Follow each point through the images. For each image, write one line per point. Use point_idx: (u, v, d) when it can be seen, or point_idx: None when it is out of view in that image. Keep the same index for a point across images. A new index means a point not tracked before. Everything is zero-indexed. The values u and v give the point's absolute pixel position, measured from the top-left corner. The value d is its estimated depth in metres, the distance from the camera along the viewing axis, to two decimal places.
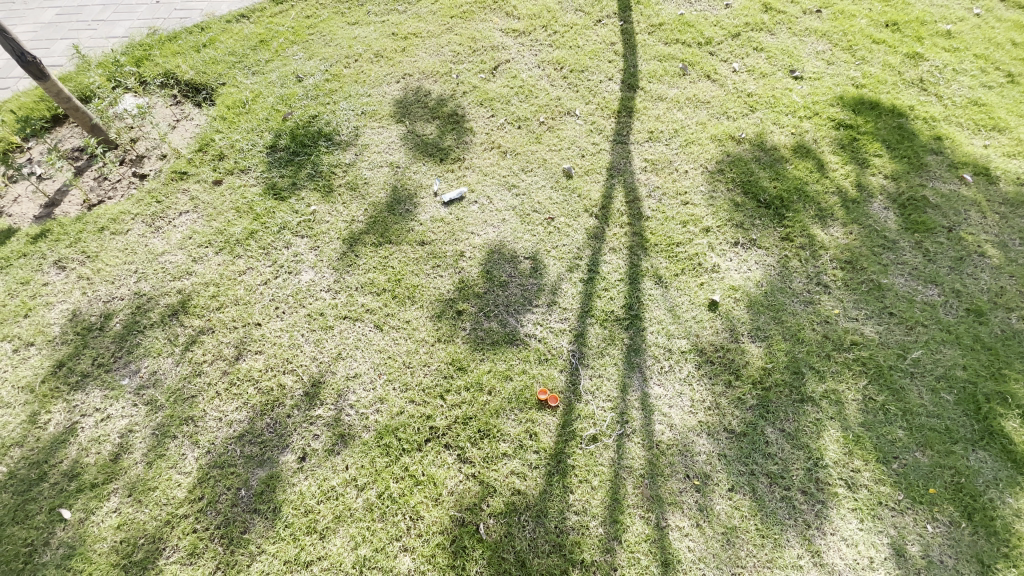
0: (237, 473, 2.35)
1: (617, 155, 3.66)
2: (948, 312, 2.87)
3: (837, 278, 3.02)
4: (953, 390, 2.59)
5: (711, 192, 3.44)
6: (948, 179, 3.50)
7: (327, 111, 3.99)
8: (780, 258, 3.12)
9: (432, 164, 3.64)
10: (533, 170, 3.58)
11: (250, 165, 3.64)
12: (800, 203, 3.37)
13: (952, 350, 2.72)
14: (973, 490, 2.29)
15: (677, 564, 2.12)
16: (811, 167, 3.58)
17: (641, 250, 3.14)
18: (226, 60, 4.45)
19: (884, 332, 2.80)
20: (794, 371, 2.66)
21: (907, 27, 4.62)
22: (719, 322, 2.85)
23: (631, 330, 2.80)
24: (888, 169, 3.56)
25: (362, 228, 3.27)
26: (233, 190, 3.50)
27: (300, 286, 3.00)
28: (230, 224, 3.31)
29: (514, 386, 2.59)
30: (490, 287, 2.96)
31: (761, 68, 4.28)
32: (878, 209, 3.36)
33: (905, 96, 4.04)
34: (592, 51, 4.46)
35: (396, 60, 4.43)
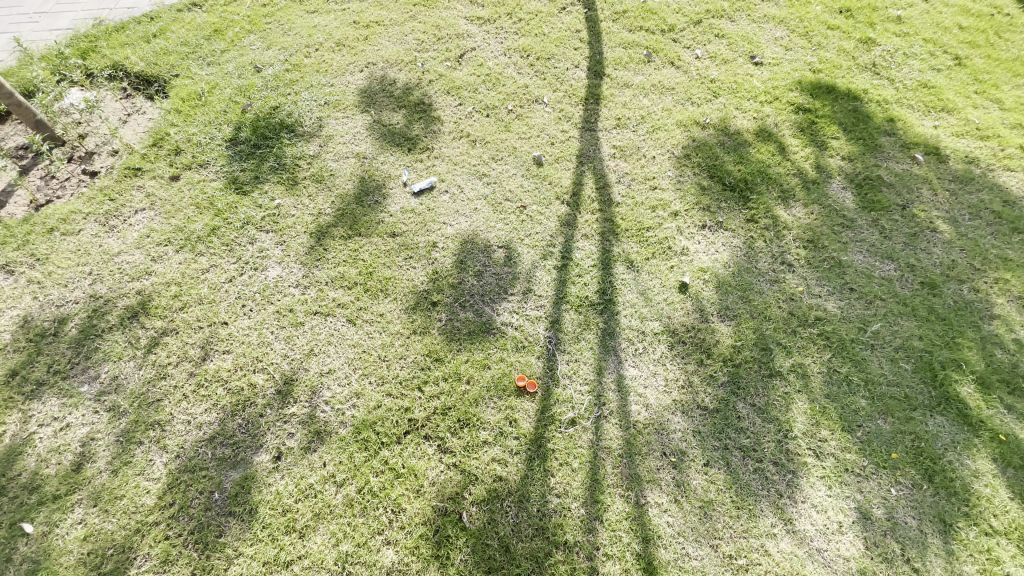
0: (210, 476, 2.28)
1: (586, 142, 3.68)
2: (904, 286, 3.01)
3: (800, 257, 3.12)
4: (910, 359, 2.72)
5: (678, 177, 3.49)
6: (901, 159, 3.65)
7: (289, 102, 3.86)
8: (746, 239, 3.20)
9: (400, 154, 3.57)
10: (503, 159, 3.56)
11: (209, 159, 3.50)
12: (764, 186, 3.46)
13: (909, 322, 2.85)
14: (932, 453, 2.43)
15: (657, 539, 2.17)
16: (773, 150, 3.68)
17: (612, 235, 3.17)
18: (178, 51, 4.26)
19: (846, 307, 2.92)
20: (763, 347, 2.75)
21: (860, 13, 4.77)
22: (689, 303, 2.91)
23: (605, 314, 2.83)
24: (845, 151, 3.69)
25: (329, 221, 3.19)
26: (192, 186, 3.36)
27: (267, 283, 2.91)
28: (190, 221, 3.18)
29: (491, 375, 2.58)
30: (463, 277, 2.94)
31: (723, 54, 4.36)
32: (837, 189, 3.48)
33: (860, 79, 4.18)
34: (558, 38, 4.45)
35: (359, 49, 4.32)
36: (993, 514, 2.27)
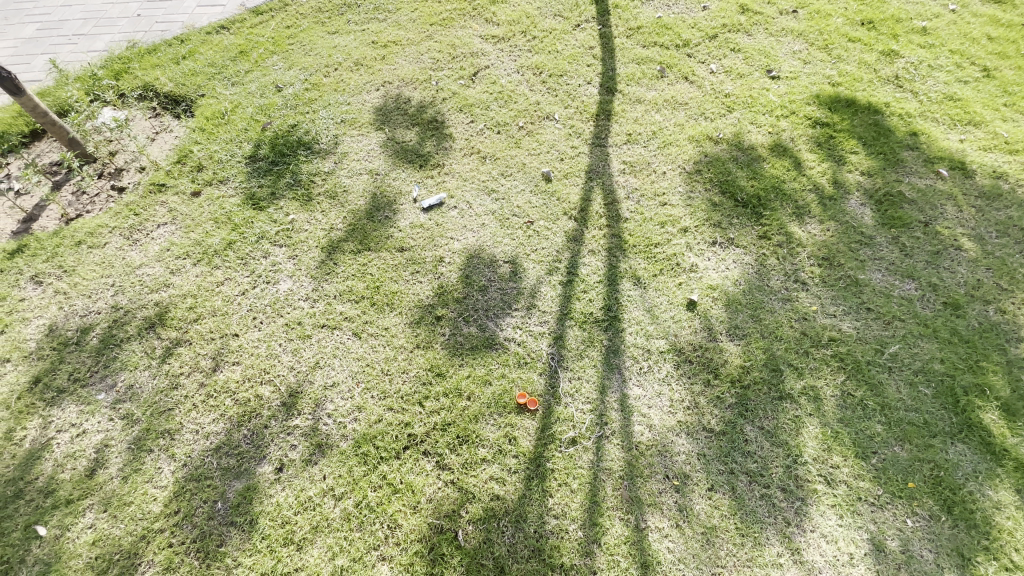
0: (214, 485, 2.33)
1: (595, 158, 3.68)
2: (925, 307, 2.91)
3: (814, 275, 3.04)
4: (930, 383, 2.62)
5: (689, 193, 3.45)
6: (924, 174, 3.53)
7: (307, 120, 3.99)
8: (758, 256, 3.13)
9: (412, 170, 3.64)
10: (512, 175, 3.59)
11: (229, 175, 3.63)
12: (777, 202, 3.39)
13: (929, 344, 2.74)
14: (951, 483, 2.31)
15: (657, 565, 2.12)
16: (788, 165, 3.61)
17: (620, 251, 3.14)
18: (205, 72, 4.45)
19: (862, 328, 2.82)
20: (773, 368, 2.67)
21: (882, 25, 4.67)
22: (698, 321, 2.84)
23: (610, 331, 2.79)
24: (864, 166, 3.59)
25: (340, 236, 3.26)
26: (211, 201, 3.48)
27: (278, 296, 2.98)
28: (208, 235, 3.29)
29: (492, 391, 2.57)
30: (468, 292, 2.96)
31: (738, 69, 4.32)
32: (854, 205, 3.39)
33: (881, 92, 4.08)
34: (571, 55, 4.49)
35: (376, 69, 4.43)
36: (1015, 548, 2.14)
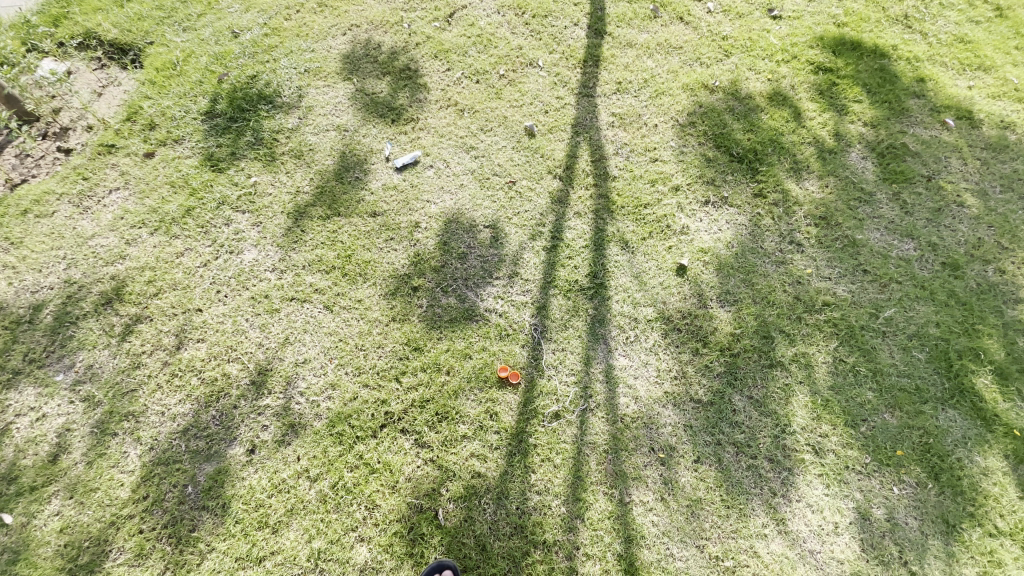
0: (183, 469, 2.24)
1: (582, 109, 3.41)
2: (923, 267, 2.79)
3: (811, 236, 2.90)
4: (924, 348, 2.54)
5: (682, 147, 3.23)
6: (930, 124, 3.32)
7: (267, 70, 3.64)
8: (752, 216, 2.96)
9: (383, 126, 3.36)
10: (493, 129, 3.33)
11: (184, 134, 3.34)
12: (775, 156, 3.19)
13: (926, 307, 2.65)
14: (940, 450, 2.28)
15: (641, 539, 2.09)
16: (787, 116, 3.37)
17: (607, 212, 2.96)
18: (152, 16, 4.02)
19: (858, 291, 2.71)
20: (764, 336, 2.57)
21: None
22: (688, 287, 2.70)
23: (596, 299, 2.66)
24: (868, 116, 3.37)
25: (308, 200, 3.03)
26: (166, 163, 3.22)
27: (242, 267, 2.80)
28: (165, 201, 3.05)
29: (473, 365, 2.45)
30: (447, 259, 2.79)
31: (737, 8, 3.98)
32: (855, 159, 3.20)
33: (888, 34, 3.79)
34: None
35: (343, 11, 4.02)
36: (999, 514, 2.13)
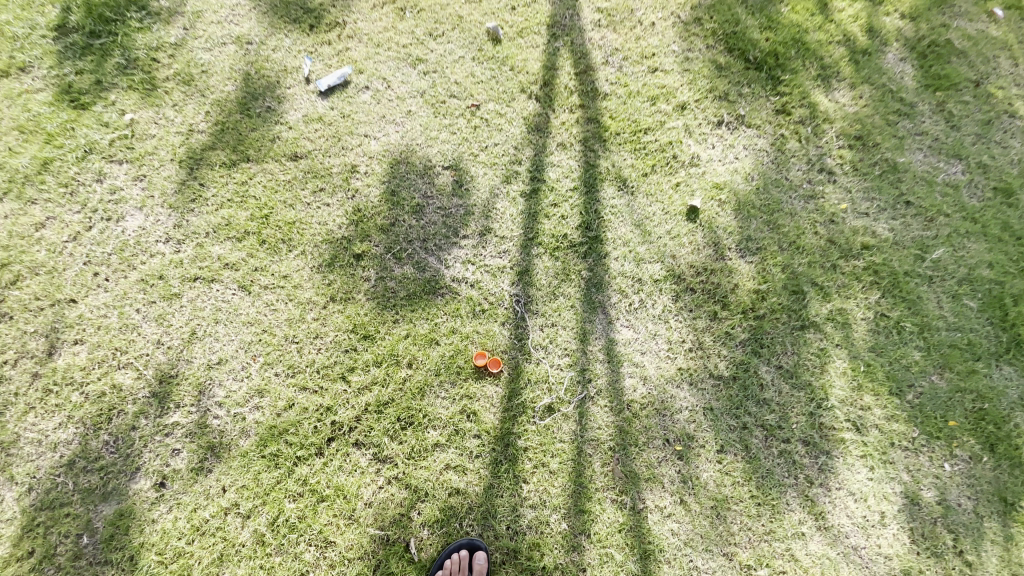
0: (74, 514, 1.70)
1: (559, 5, 2.66)
2: (972, 196, 2.33)
3: (844, 162, 2.39)
4: (976, 294, 2.14)
5: (686, 52, 2.57)
6: (977, 15, 2.75)
7: None
8: (774, 139, 2.41)
9: (299, 36, 2.57)
10: (445, 35, 2.57)
11: (27, 57, 2.46)
12: (799, 61, 2.57)
13: (977, 244, 2.23)
14: (996, 416, 1.95)
15: (659, 553, 1.73)
16: (811, 9, 2.73)
17: (598, 142, 2.35)
18: None
19: (899, 229, 2.27)
20: (793, 291, 2.11)
21: None
22: (701, 236, 2.18)
23: (590, 259, 2.13)
24: (906, 6, 2.77)
25: (206, 142, 2.31)
26: (8, 99, 2.35)
27: (126, 239, 2.12)
28: (9, 151, 2.24)
29: (440, 354, 1.94)
30: (397, 215, 2.17)
31: None
32: (892, 62, 2.62)
33: None
34: None
35: None
36: None
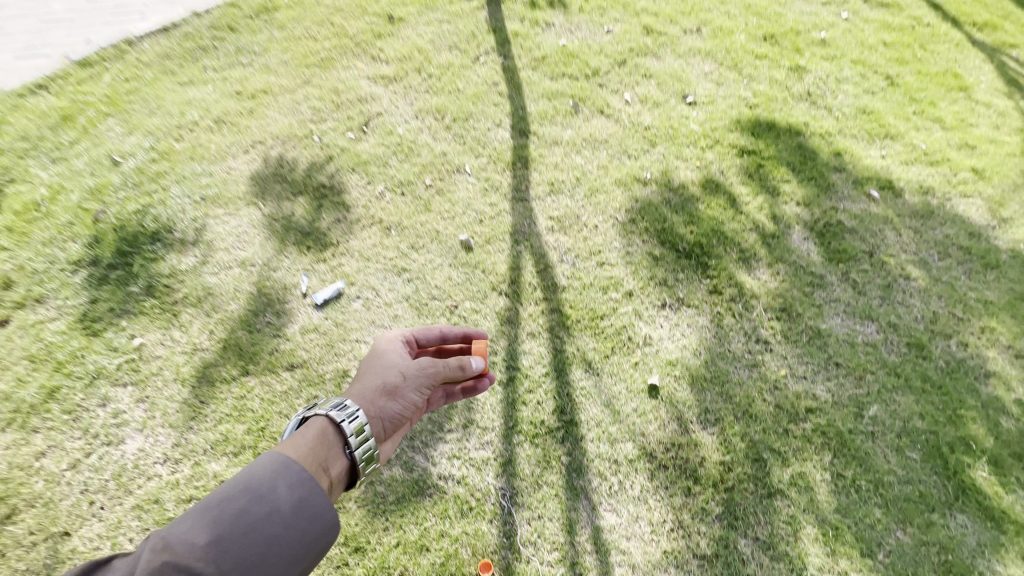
0: None
1: (519, 214, 3.17)
2: (891, 352, 2.69)
3: (776, 331, 2.73)
4: (916, 445, 2.36)
5: (627, 247, 3.04)
6: (857, 198, 3.38)
7: (154, 202, 3.10)
8: (713, 317, 2.78)
9: (298, 255, 2.93)
10: (425, 246, 3.00)
11: (49, 292, 2.74)
12: (721, 248, 3.06)
13: (906, 398, 2.51)
14: (963, 567, 2.07)
15: None
16: (723, 204, 3.28)
17: (563, 330, 2.68)
18: (13, 149, 3.46)
19: (835, 389, 2.53)
20: (755, 459, 2.30)
21: (784, 39, 4.52)
22: (664, 411, 2.45)
23: (568, 443, 2.33)
24: (799, 195, 3.36)
25: (209, 360, 2.52)
26: (24, 331, 2.60)
27: (125, 464, 2.22)
28: (21, 383, 2.42)
29: (431, 561, 2.01)
30: None
31: (653, 97, 3.91)
32: (798, 241, 3.14)
33: (797, 111, 3.91)
34: (475, 94, 3.85)
35: (242, 126, 3.56)
36: None
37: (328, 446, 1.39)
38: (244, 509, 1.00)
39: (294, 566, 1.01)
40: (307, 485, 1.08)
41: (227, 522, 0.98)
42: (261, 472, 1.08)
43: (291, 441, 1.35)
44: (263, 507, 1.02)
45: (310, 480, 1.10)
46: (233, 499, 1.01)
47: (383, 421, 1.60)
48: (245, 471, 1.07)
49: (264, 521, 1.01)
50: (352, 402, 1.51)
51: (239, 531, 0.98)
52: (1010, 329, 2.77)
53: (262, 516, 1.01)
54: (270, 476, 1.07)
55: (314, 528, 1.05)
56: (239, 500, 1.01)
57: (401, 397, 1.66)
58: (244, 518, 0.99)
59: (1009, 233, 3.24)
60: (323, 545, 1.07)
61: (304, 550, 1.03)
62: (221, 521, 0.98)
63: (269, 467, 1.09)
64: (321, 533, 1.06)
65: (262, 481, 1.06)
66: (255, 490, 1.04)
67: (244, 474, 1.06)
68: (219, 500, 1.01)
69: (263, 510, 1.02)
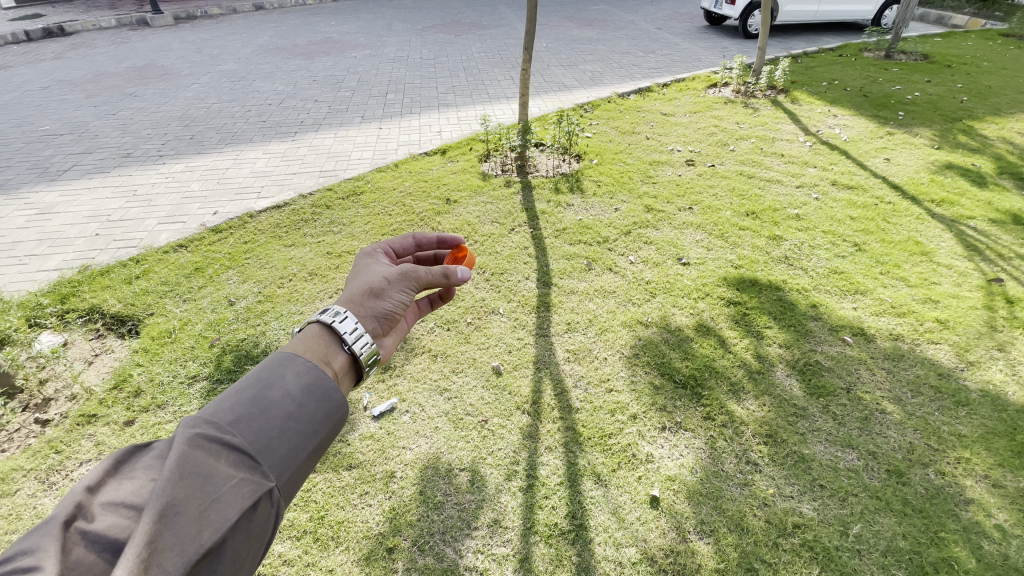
0: None
1: (541, 347, 3.86)
2: (872, 477, 3.00)
3: (763, 454, 3.12)
4: (901, 564, 2.58)
5: (632, 377, 3.62)
6: (833, 342, 3.93)
7: (258, 332, 4.02)
8: (707, 438, 3.21)
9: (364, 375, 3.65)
10: (464, 371, 3.67)
11: (169, 399, 3.49)
12: (713, 379, 3.61)
13: (888, 519, 2.77)
14: None
15: None
16: (714, 344, 3.90)
17: (576, 444, 3.16)
18: (157, 290, 4.56)
19: (821, 508, 2.83)
20: (748, 569, 2.56)
21: (763, 214, 5.53)
22: (664, 520, 2.78)
23: (578, 544, 2.67)
24: (780, 339, 3.95)
25: None
26: (145, 428, 3.30)
27: None
28: None
29: None
30: (424, 511, 2.80)
31: (654, 258, 4.82)
32: (781, 376, 3.65)
33: (777, 271, 4.69)
34: (509, 255, 4.87)
35: (330, 277, 4.63)
36: None
37: (325, 343, 1.73)
38: (257, 392, 1.33)
39: (311, 435, 1.35)
40: (312, 374, 1.46)
41: (245, 401, 1.30)
42: (270, 367, 1.43)
43: (294, 342, 1.66)
44: (277, 388, 1.37)
45: (308, 369, 1.47)
46: (247, 388, 1.33)
47: (376, 316, 2.07)
48: (258, 368, 1.41)
49: (280, 400, 1.34)
50: (339, 308, 1.88)
51: (264, 404, 1.31)
52: (985, 460, 3.06)
53: (277, 395, 1.35)
54: (277, 372, 1.41)
55: (322, 407, 1.41)
56: (252, 387, 1.34)
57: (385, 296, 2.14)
58: (260, 397, 1.32)
59: (978, 375, 3.65)
60: (330, 416, 1.43)
61: (317, 421, 1.38)
62: (240, 401, 1.29)
63: (274, 366, 1.44)
64: (327, 409, 1.42)
65: (274, 372, 1.41)
66: (263, 380, 1.37)
67: (252, 371, 1.39)
68: (236, 392, 1.32)
69: (275, 391, 1.36)
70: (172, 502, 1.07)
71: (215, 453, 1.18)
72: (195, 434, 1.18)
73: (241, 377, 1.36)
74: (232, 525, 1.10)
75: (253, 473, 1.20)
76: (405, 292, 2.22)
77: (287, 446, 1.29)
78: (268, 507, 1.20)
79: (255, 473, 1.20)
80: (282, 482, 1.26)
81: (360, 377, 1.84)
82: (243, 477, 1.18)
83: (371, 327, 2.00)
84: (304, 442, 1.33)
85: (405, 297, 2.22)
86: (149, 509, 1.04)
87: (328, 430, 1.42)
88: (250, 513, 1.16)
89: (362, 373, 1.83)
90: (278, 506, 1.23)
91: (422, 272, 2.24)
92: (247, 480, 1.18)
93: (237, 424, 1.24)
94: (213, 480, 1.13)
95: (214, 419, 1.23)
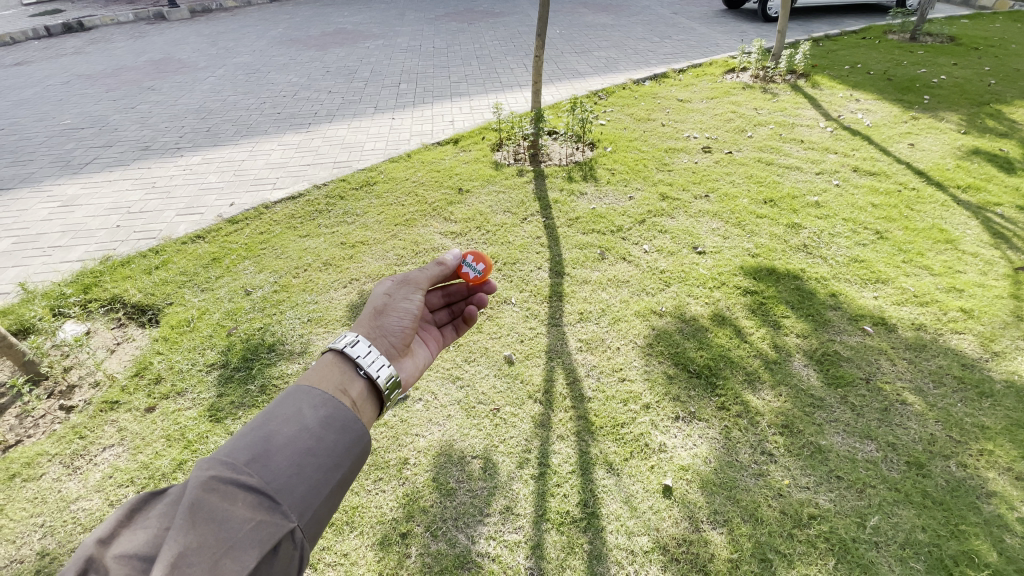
0: None
1: (553, 337, 3.85)
2: (891, 468, 2.94)
3: (779, 445, 3.08)
4: (920, 557, 2.53)
5: (645, 367, 3.59)
6: (852, 331, 3.85)
7: (274, 322, 4.08)
8: (721, 429, 3.18)
9: None
10: (476, 360, 3.68)
11: (188, 386, 3.57)
12: (728, 369, 3.56)
13: (907, 510, 2.72)
14: None
15: None
16: (729, 333, 3.85)
17: (588, 433, 3.16)
18: (176, 280, 4.64)
19: (838, 499, 2.79)
20: (762, 559, 2.54)
21: (782, 202, 5.41)
22: (677, 510, 2.76)
23: (590, 532, 2.67)
24: (798, 328, 3.88)
25: None
26: (165, 415, 3.38)
27: None
28: (158, 455, 3.13)
29: None
30: (437, 498, 2.83)
31: (668, 247, 4.76)
32: (798, 367, 3.59)
33: (795, 260, 4.60)
34: (522, 245, 4.84)
35: (344, 267, 4.66)
36: None
37: (340, 371, 1.76)
38: (273, 430, 1.34)
39: (329, 470, 1.35)
40: (329, 408, 1.48)
41: (261, 440, 1.30)
42: (287, 403, 1.44)
43: (310, 374, 1.70)
44: (293, 425, 1.38)
45: (324, 403, 1.48)
46: (263, 427, 1.34)
47: (387, 333, 2.15)
48: (274, 405, 1.42)
49: (296, 437, 1.35)
50: (352, 334, 1.92)
51: (281, 442, 1.31)
52: (1009, 453, 2.98)
53: (293, 433, 1.36)
54: (293, 408, 1.43)
55: (339, 441, 1.42)
56: (268, 424, 1.35)
57: (393, 309, 2.22)
58: (277, 435, 1.33)
59: (1003, 365, 3.54)
60: (349, 449, 1.43)
61: (336, 456, 1.39)
62: (255, 442, 1.30)
63: (289, 401, 1.45)
64: (347, 443, 1.43)
65: (289, 408, 1.42)
66: (279, 418, 1.38)
67: (267, 410, 1.40)
68: (251, 431, 1.33)
69: (291, 427, 1.37)
70: (188, 550, 1.06)
71: (233, 496, 1.18)
72: (210, 477, 1.18)
73: (255, 417, 1.37)
74: (250, 570, 1.09)
75: (273, 514, 1.20)
76: (411, 298, 2.28)
77: (307, 482, 1.29)
78: (289, 548, 1.19)
79: (274, 515, 1.19)
80: (304, 521, 1.25)
81: (381, 403, 1.84)
82: (261, 519, 1.17)
83: (382, 348, 2.10)
84: (325, 477, 1.33)
85: (413, 304, 2.27)
86: (163, 559, 1.04)
87: (348, 465, 1.42)
88: (270, 556, 1.14)
89: (381, 398, 1.83)
90: (301, 548, 1.22)
91: (420, 280, 2.34)
92: (265, 522, 1.17)
93: (253, 465, 1.25)
94: (230, 525, 1.12)
95: (230, 461, 1.24)
